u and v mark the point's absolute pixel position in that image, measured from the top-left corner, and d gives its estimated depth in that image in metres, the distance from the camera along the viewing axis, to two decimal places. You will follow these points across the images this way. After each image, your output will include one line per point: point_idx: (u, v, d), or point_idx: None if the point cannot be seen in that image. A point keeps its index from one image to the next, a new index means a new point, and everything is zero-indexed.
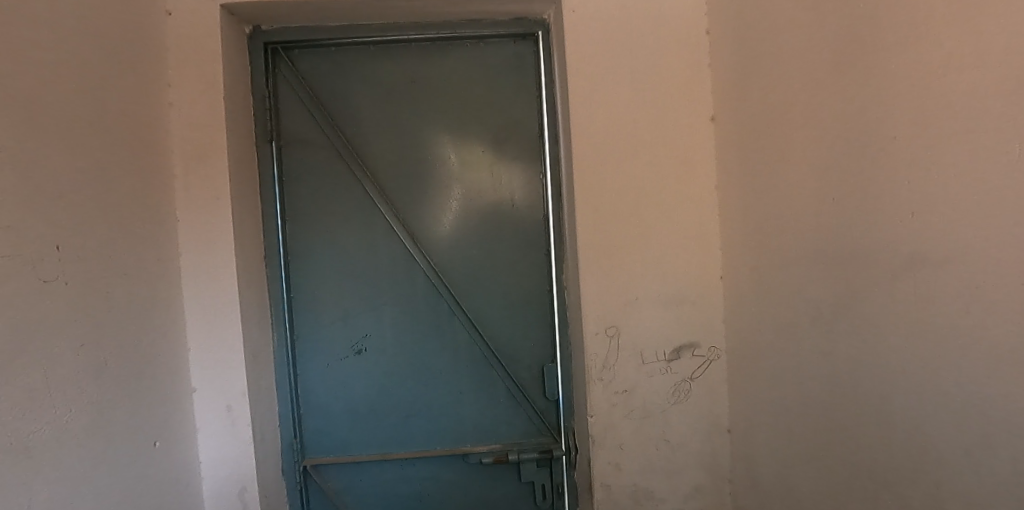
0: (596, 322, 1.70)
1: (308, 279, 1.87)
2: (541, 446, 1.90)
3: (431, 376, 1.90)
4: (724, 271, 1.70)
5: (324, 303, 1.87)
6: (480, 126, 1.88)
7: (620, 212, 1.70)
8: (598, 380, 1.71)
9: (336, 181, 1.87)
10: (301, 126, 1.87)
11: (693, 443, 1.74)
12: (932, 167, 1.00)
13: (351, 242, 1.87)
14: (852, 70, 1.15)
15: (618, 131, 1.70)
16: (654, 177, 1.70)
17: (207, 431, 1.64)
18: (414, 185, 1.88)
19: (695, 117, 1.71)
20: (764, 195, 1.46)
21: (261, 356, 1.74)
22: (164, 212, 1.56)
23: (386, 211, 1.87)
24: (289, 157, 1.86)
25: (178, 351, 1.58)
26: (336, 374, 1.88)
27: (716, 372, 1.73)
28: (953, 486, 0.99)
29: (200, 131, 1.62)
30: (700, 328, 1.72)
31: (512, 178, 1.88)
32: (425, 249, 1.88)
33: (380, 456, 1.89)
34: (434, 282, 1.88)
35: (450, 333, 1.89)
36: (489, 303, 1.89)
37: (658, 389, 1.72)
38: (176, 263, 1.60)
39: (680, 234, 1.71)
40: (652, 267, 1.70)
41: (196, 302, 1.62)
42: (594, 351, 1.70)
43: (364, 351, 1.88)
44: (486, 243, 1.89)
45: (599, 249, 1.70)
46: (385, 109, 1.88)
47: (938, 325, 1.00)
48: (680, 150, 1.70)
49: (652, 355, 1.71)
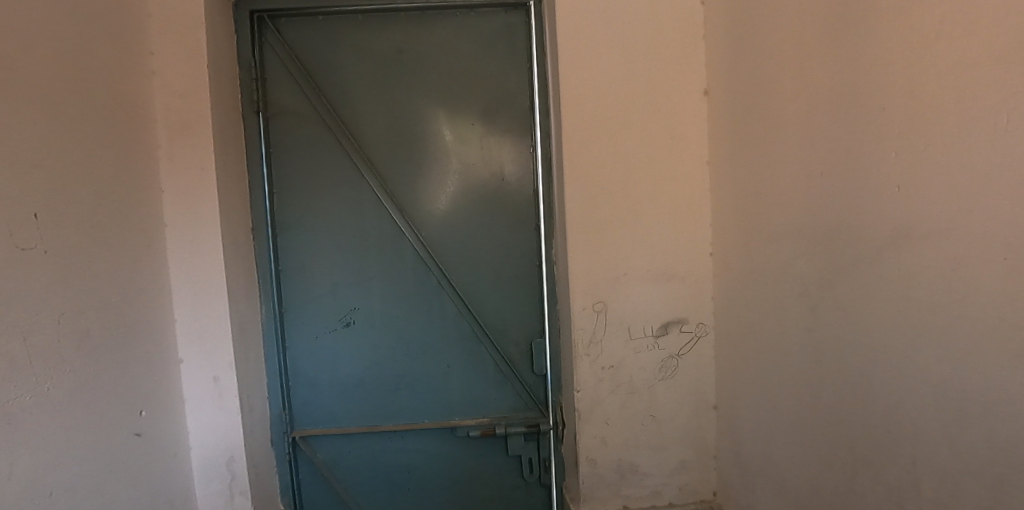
0: (584, 296, 1.69)
1: (296, 252, 1.86)
2: (528, 420, 1.91)
3: (420, 351, 1.90)
4: (713, 248, 1.69)
5: (313, 277, 1.87)
6: (470, 99, 1.85)
7: (610, 186, 1.68)
8: (585, 355, 1.71)
9: (324, 154, 1.85)
10: (289, 97, 1.84)
11: (679, 419, 1.75)
12: (920, 139, 0.98)
13: (340, 215, 1.86)
14: (843, 40, 1.12)
15: (609, 104, 1.67)
16: (645, 151, 1.68)
17: (194, 401, 1.64)
18: (403, 159, 1.86)
19: (688, 92, 1.68)
20: (754, 171, 1.44)
21: (249, 329, 1.74)
22: (148, 183, 1.54)
23: (374, 184, 1.85)
24: (277, 128, 1.84)
25: (164, 322, 1.58)
26: (325, 347, 1.88)
27: (703, 349, 1.73)
28: (929, 462, 1.00)
29: (183, 101, 1.59)
30: (689, 304, 1.71)
31: (503, 152, 1.86)
32: (414, 223, 1.87)
33: (369, 428, 1.90)
34: (423, 256, 1.87)
35: (439, 308, 1.89)
36: (479, 279, 1.88)
37: (646, 365, 1.72)
38: (161, 235, 1.58)
39: (670, 210, 1.69)
40: (641, 243, 1.69)
41: (183, 274, 1.61)
42: (581, 326, 1.70)
43: (352, 324, 1.88)
44: (476, 218, 1.87)
45: (588, 223, 1.68)
46: (374, 79, 1.85)
47: (920, 303, 0.99)
48: (672, 125, 1.68)
49: (639, 331, 1.71)
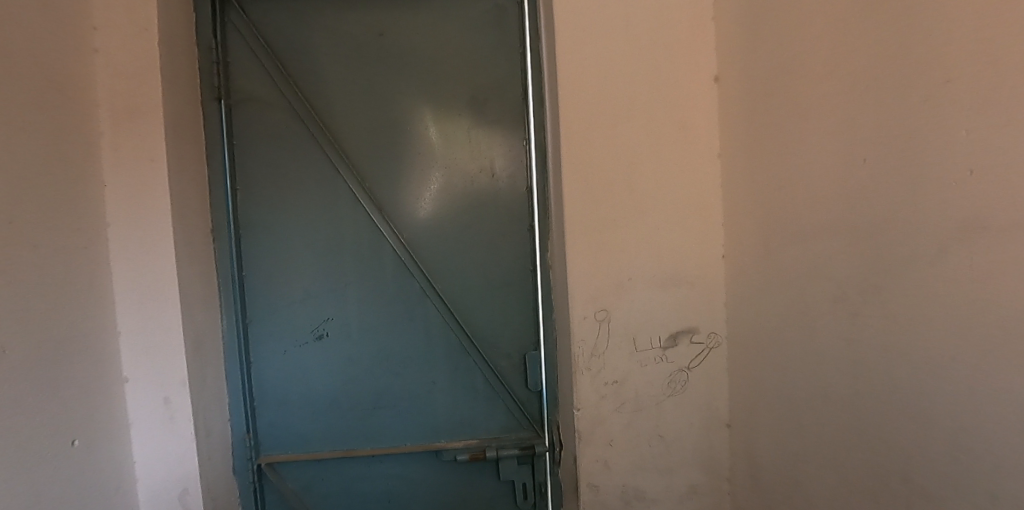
0: (584, 304, 1.52)
1: (262, 256, 1.66)
2: (522, 441, 1.72)
3: (401, 367, 1.70)
4: (726, 250, 1.53)
5: (281, 283, 1.67)
6: (457, 87, 1.68)
7: (613, 182, 1.52)
8: (585, 370, 1.53)
9: (295, 146, 1.66)
10: (254, 83, 1.65)
11: (689, 439, 1.58)
12: (998, 113, 0.84)
13: (313, 215, 1.67)
14: (892, 5, 0.97)
15: (611, 91, 1.51)
16: (651, 143, 1.52)
17: (141, 426, 1.44)
18: (383, 153, 1.68)
19: (698, 78, 1.53)
20: (778, 162, 1.29)
21: (206, 343, 1.54)
22: (88, 176, 1.34)
23: (350, 180, 1.67)
24: (240, 118, 1.64)
25: (105, 336, 1.37)
26: (294, 362, 1.68)
27: (716, 362, 1.57)
28: (1013, 494, 0.85)
29: (131, 82, 1.39)
30: (700, 312, 1.55)
31: (493, 146, 1.69)
32: (395, 224, 1.68)
33: (344, 453, 1.70)
34: (405, 261, 1.69)
35: (423, 317, 1.70)
36: (467, 285, 1.70)
37: (653, 380, 1.55)
38: (103, 236, 1.38)
39: (678, 208, 1.53)
40: (647, 245, 1.53)
41: (127, 281, 1.40)
42: (582, 337, 1.52)
43: (324, 336, 1.68)
44: (463, 219, 1.69)
45: (589, 222, 1.51)
46: (350, 65, 1.67)
47: (999, 307, 0.85)
48: (680, 115, 1.53)
49: (646, 342, 1.54)
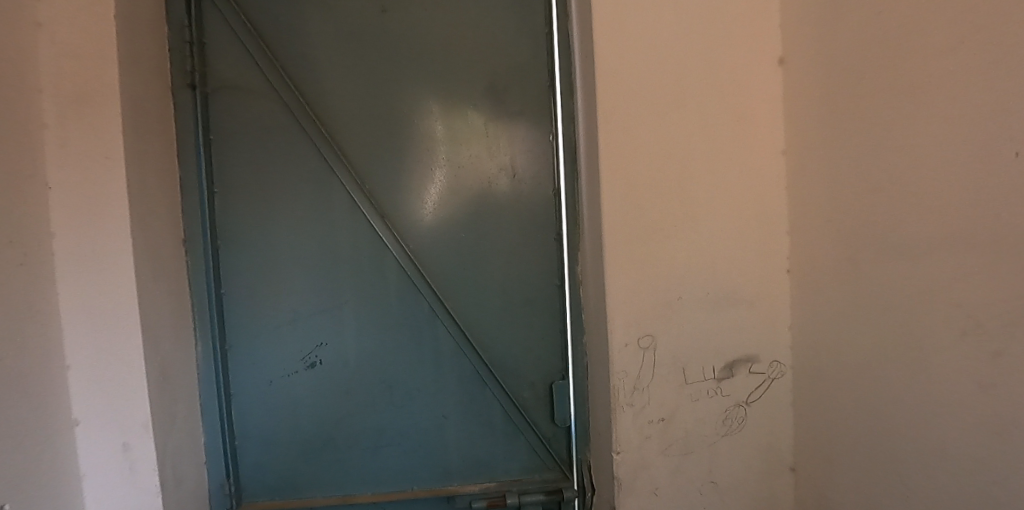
0: (626, 329, 1.28)
1: (244, 270, 1.41)
2: (547, 485, 1.48)
3: (407, 399, 1.46)
4: (792, 262, 1.30)
5: (265, 303, 1.42)
6: (472, 72, 1.44)
7: (660, 184, 1.28)
8: (627, 406, 1.29)
9: (283, 142, 1.42)
10: (235, 68, 1.40)
11: (747, 485, 1.34)
12: None
13: (304, 222, 1.42)
14: None
15: (658, 76, 1.27)
16: (704, 137, 1.28)
17: (95, 478, 1.19)
18: (385, 150, 1.44)
19: (759, 61, 1.29)
20: (875, 159, 1.05)
21: (176, 376, 1.29)
22: (26, 177, 1.09)
23: (348, 182, 1.42)
24: (219, 108, 1.39)
25: (49, 371, 1.12)
26: (281, 395, 1.43)
27: (778, 394, 1.33)
28: None
29: (82, 64, 1.15)
30: (760, 337, 1.32)
31: (514, 142, 1.45)
32: (400, 232, 1.44)
33: (340, 500, 1.46)
34: (412, 275, 1.44)
35: (433, 341, 1.46)
36: (483, 303, 1.46)
37: (705, 417, 1.32)
38: (45, 250, 1.13)
39: (736, 214, 1.30)
40: (699, 258, 1.29)
41: (77, 304, 1.16)
42: (623, 368, 1.28)
43: (317, 364, 1.43)
44: (479, 226, 1.45)
45: (631, 232, 1.27)
46: (347, 47, 1.43)
47: None
48: (739, 104, 1.29)
49: (697, 372, 1.30)
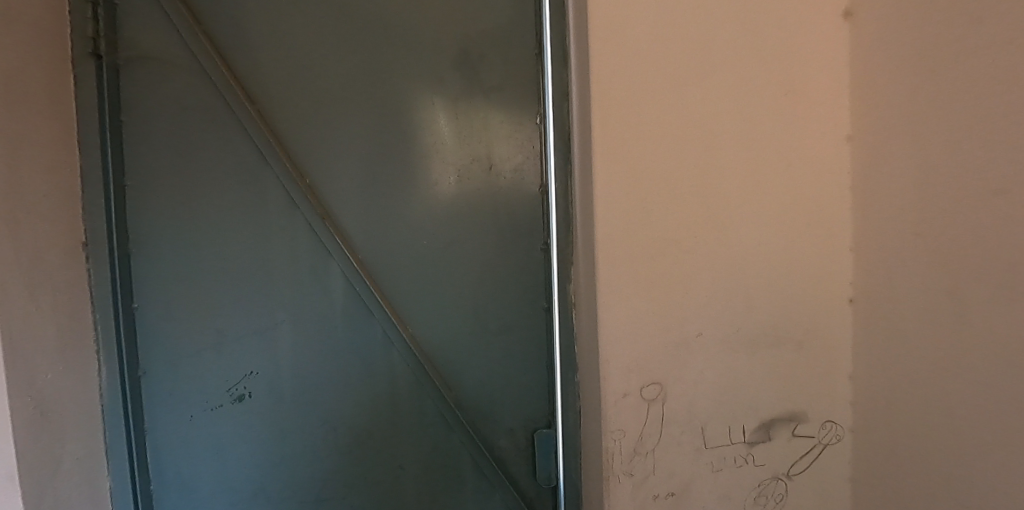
0: (625, 375, 0.95)
1: (163, 280, 1.16)
2: None
3: (356, 444, 1.19)
4: (856, 289, 0.97)
5: (185, 322, 1.16)
6: (439, 37, 1.14)
7: (674, 183, 0.95)
8: (623, 476, 0.96)
9: (210, 124, 1.15)
10: (152, 34, 1.14)
11: None
12: None
13: (234, 224, 1.16)
14: None
15: (674, 35, 0.93)
16: (735, 120, 0.95)
17: None
18: (331, 136, 1.15)
19: (814, 16, 0.95)
20: None
21: (62, 411, 1.03)
22: None
23: (284, 176, 1.15)
24: (133, 83, 1.14)
25: None
26: (204, 433, 1.18)
27: (833, 465, 1.01)
28: None
29: None
30: (808, 390, 0.99)
31: (491, 127, 1.15)
32: (349, 239, 1.16)
33: None
34: (361, 292, 1.16)
35: (388, 373, 1.17)
36: (451, 328, 1.17)
37: (730, 492, 0.99)
38: None
39: (776, 224, 0.97)
40: (725, 283, 0.97)
41: None
42: (620, 425, 0.96)
43: (246, 397, 1.17)
44: (445, 232, 1.16)
45: (634, 246, 0.95)
46: (284, 6, 1.14)
47: None
48: (783, 75, 0.95)
49: (722, 434, 0.98)
